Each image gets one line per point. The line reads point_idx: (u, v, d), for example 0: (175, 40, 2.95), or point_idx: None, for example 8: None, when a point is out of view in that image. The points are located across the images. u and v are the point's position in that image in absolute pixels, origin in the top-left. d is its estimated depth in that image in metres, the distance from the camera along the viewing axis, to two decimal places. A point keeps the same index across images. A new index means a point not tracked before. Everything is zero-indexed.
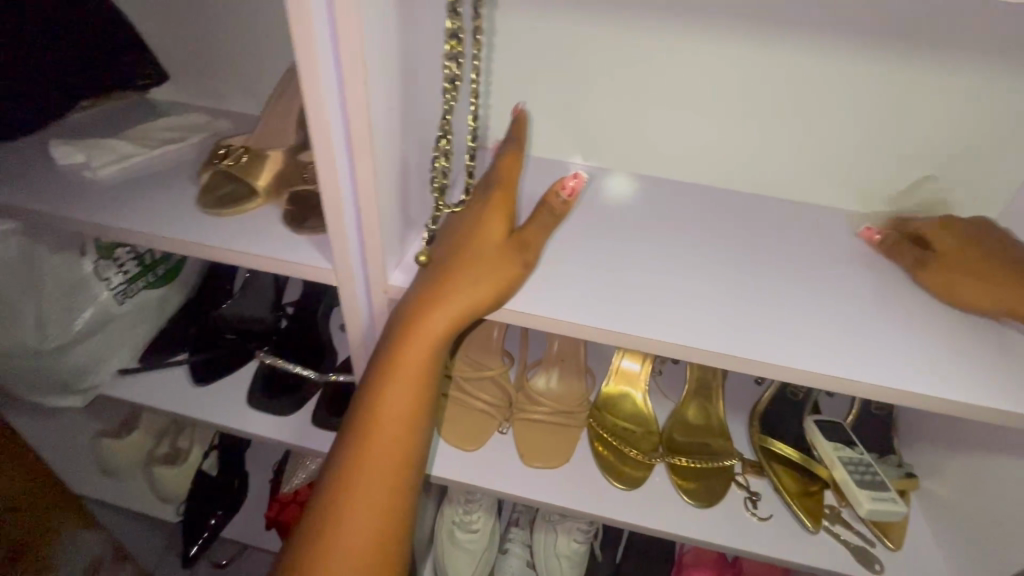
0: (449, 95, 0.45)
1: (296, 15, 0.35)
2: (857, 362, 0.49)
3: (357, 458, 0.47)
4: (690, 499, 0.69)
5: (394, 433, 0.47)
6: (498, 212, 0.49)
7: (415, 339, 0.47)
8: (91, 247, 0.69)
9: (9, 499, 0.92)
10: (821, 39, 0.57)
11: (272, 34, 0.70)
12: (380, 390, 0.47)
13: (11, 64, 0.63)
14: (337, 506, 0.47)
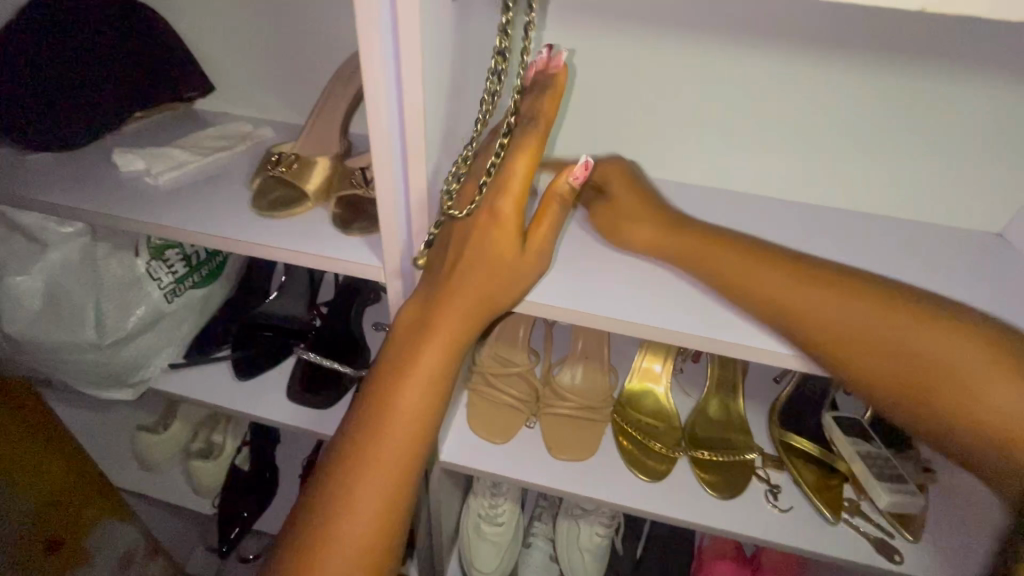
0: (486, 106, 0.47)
1: (362, 31, 0.39)
2: None
3: (363, 454, 0.49)
4: (712, 491, 0.72)
5: (401, 432, 0.50)
6: (509, 214, 0.47)
7: (429, 341, 0.50)
8: (143, 247, 0.73)
9: (51, 492, 1.01)
10: (857, 52, 0.57)
11: (314, 46, 0.73)
12: (391, 389, 0.50)
13: (75, 87, 0.70)
14: (341, 494, 0.49)
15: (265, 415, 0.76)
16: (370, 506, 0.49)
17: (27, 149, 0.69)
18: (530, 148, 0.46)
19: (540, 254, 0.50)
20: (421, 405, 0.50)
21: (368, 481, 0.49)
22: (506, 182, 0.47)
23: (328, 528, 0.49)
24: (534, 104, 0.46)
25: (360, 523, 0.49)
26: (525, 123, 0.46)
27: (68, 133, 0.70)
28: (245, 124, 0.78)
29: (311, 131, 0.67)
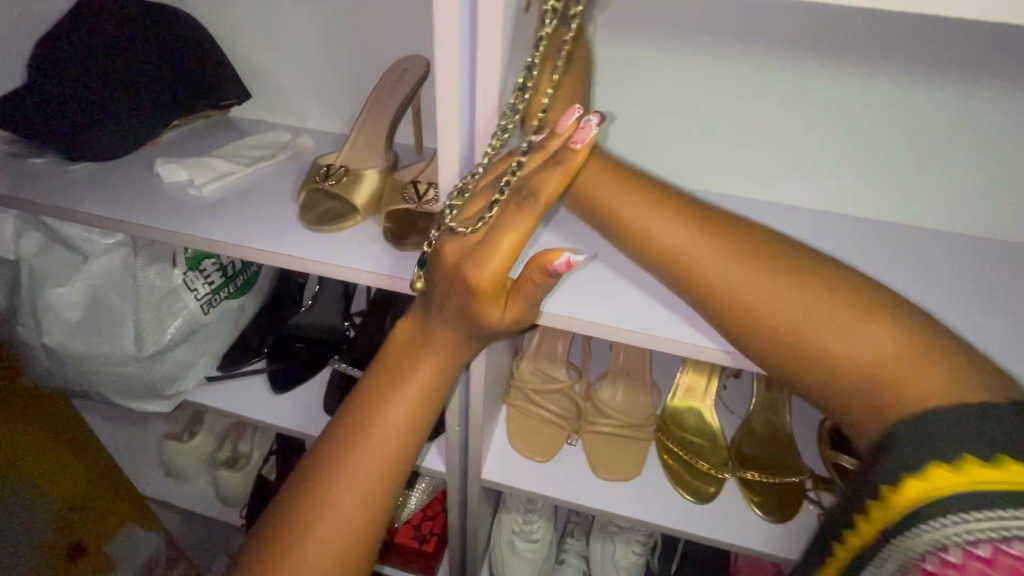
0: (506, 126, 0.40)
1: (439, 21, 0.36)
2: None
3: (342, 466, 0.46)
4: (762, 513, 0.70)
5: (385, 446, 0.47)
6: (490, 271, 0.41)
7: (423, 355, 0.48)
8: (180, 258, 0.72)
9: (72, 497, 1.00)
10: (930, 61, 0.55)
11: (356, 54, 0.71)
12: (379, 400, 0.47)
13: (115, 93, 0.68)
14: (309, 506, 0.45)
15: (303, 429, 0.75)
16: (344, 523, 0.45)
17: (67, 159, 0.67)
18: (518, 226, 0.40)
19: (512, 324, 0.46)
20: (413, 419, 0.48)
21: (345, 493, 0.45)
22: (484, 250, 0.41)
23: (294, 541, 0.44)
24: (538, 179, 0.41)
25: (329, 541, 0.44)
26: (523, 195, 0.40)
27: (106, 141, 0.67)
28: (284, 132, 0.77)
29: (356, 142, 0.66)
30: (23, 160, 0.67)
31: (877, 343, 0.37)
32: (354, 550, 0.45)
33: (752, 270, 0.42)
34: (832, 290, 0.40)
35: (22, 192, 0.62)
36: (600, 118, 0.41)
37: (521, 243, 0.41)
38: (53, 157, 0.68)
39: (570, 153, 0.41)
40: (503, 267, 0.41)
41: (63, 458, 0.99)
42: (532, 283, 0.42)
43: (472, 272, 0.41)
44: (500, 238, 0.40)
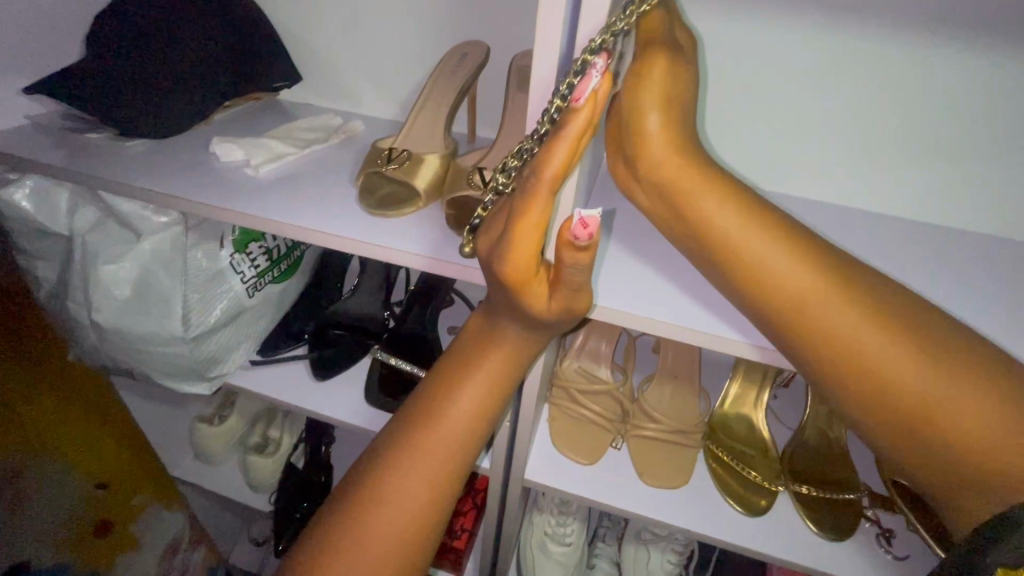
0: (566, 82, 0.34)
1: None
2: None
3: (409, 458, 0.46)
4: (818, 530, 0.66)
5: (451, 442, 0.46)
6: (522, 244, 0.37)
7: (495, 354, 0.48)
8: (229, 239, 0.70)
9: (103, 474, 1.02)
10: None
11: (414, 39, 0.70)
12: (451, 395, 0.47)
13: (171, 70, 0.67)
14: (375, 493, 0.44)
15: (343, 416, 0.74)
16: (404, 512, 0.45)
17: (122, 136, 0.66)
18: (529, 213, 0.35)
19: (566, 316, 0.43)
20: (478, 413, 0.47)
21: (409, 480, 0.45)
22: (504, 244, 0.38)
23: (358, 530, 0.43)
24: (540, 156, 0.34)
25: (391, 531, 0.44)
26: (530, 176, 0.35)
27: (160, 119, 0.66)
28: (336, 116, 0.76)
29: (415, 127, 0.65)
30: (81, 135, 0.66)
31: (986, 419, 0.34)
32: (413, 541, 0.45)
33: (899, 357, 0.36)
34: (954, 371, 0.35)
35: (80, 167, 0.61)
36: (606, 60, 0.32)
37: (544, 229, 0.37)
38: (110, 134, 0.67)
39: (568, 119, 0.33)
40: (526, 261, 0.38)
41: (93, 434, 0.99)
42: (566, 271, 0.38)
43: (501, 267, 0.39)
44: (517, 227, 0.36)
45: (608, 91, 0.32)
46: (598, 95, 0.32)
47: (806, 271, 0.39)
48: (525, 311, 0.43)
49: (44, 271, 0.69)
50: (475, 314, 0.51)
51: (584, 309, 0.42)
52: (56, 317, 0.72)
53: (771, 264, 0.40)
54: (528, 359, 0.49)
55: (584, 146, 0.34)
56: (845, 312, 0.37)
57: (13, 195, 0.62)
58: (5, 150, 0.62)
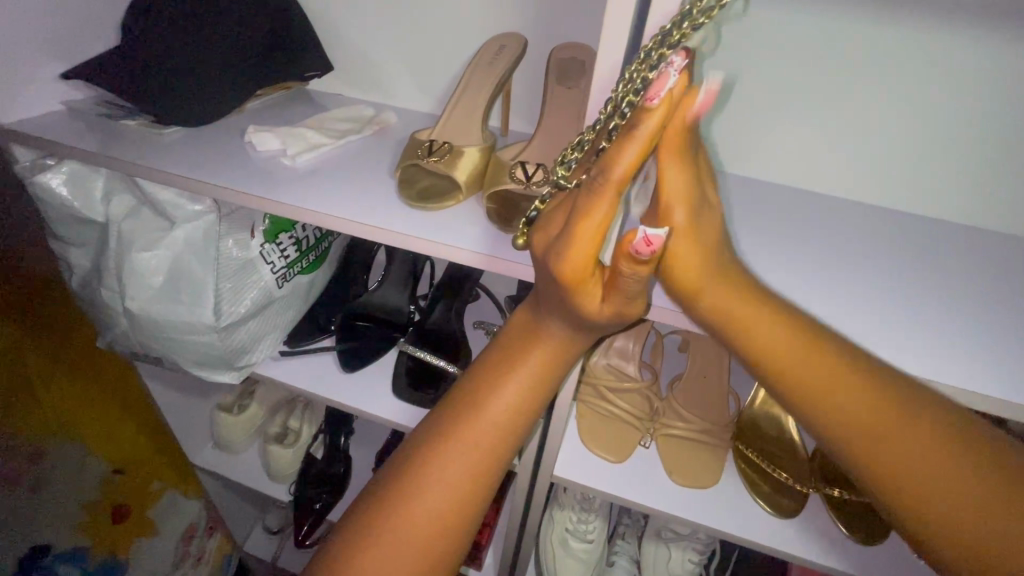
0: (636, 72, 0.34)
1: None
2: (952, 361, 0.45)
3: (450, 451, 0.45)
4: (852, 535, 0.66)
5: (494, 436, 0.46)
6: (585, 241, 0.37)
7: (540, 348, 0.48)
8: (259, 229, 0.70)
9: (122, 460, 1.02)
10: None
11: (450, 31, 0.69)
12: (494, 389, 0.47)
13: (205, 56, 0.66)
14: (416, 484, 0.44)
15: (371, 408, 0.73)
16: (441, 508, 0.44)
17: (157, 123, 0.66)
18: (594, 211, 0.35)
19: (616, 316, 0.42)
20: (518, 412, 0.47)
21: (446, 476, 0.45)
22: (564, 240, 0.38)
23: (398, 519, 0.43)
24: (610, 153, 0.34)
25: (431, 522, 0.44)
26: (599, 172, 0.35)
27: (195, 105, 0.65)
28: (368, 107, 0.76)
29: (452, 119, 0.65)
30: (116, 122, 0.66)
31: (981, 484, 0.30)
32: (449, 535, 0.45)
33: (877, 415, 0.34)
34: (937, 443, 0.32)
35: (115, 153, 0.61)
36: (685, 58, 0.32)
37: (606, 228, 0.36)
38: (145, 121, 0.66)
39: (641, 117, 0.32)
40: (585, 260, 0.38)
41: (113, 420, 1.00)
42: (621, 276, 0.37)
43: (558, 264, 0.39)
44: (580, 224, 0.36)
45: (685, 90, 0.32)
46: (674, 95, 0.31)
47: (794, 333, 0.37)
48: (575, 310, 0.42)
49: (77, 258, 0.69)
50: (518, 312, 0.51)
51: (635, 312, 0.42)
52: (87, 303, 0.72)
53: (764, 333, 0.38)
54: (572, 355, 0.48)
55: (655, 145, 0.34)
56: (816, 363, 0.36)
57: (48, 179, 0.62)
58: (42, 135, 0.62)
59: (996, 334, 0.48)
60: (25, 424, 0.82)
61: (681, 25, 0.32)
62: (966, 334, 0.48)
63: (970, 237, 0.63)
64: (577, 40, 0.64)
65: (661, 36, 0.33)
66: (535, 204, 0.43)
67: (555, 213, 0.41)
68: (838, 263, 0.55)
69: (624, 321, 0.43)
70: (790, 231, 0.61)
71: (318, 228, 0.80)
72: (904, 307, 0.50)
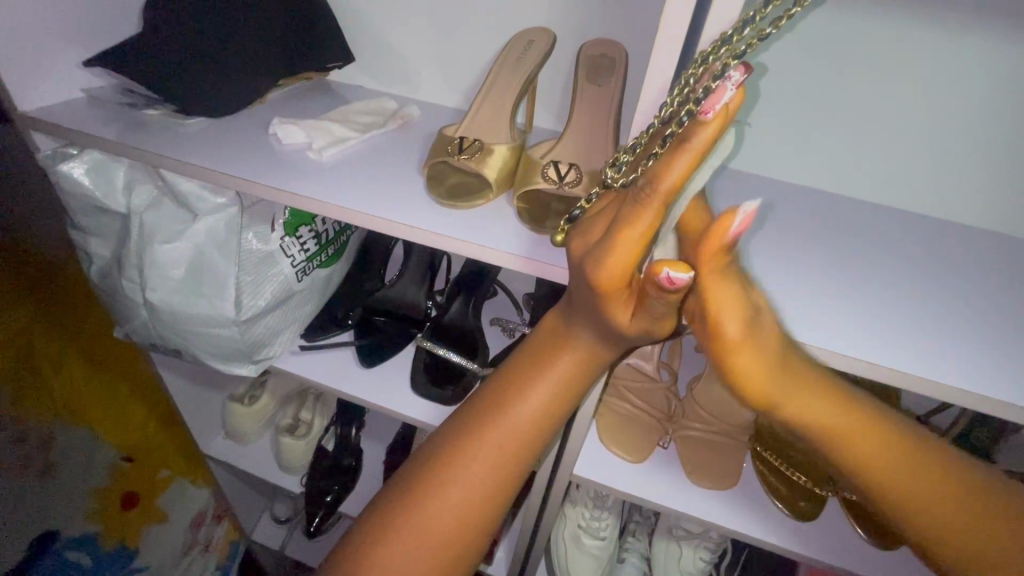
0: (692, 77, 0.34)
1: None
2: (992, 374, 0.44)
3: (475, 454, 0.45)
4: (868, 537, 0.66)
5: (520, 440, 0.46)
6: (622, 254, 0.36)
7: (569, 355, 0.47)
8: (280, 221, 0.70)
9: (130, 447, 1.02)
10: None
11: (479, 26, 0.68)
12: (521, 395, 0.46)
13: (230, 46, 0.65)
14: (441, 484, 0.44)
15: (389, 403, 0.73)
16: (463, 506, 0.44)
17: (181, 113, 0.65)
18: (637, 222, 0.35)
19: (644, 331, 0.41)
20: (543, 418, 0.46)
21: (466, 478, 0.44)
22: (602, 247, 0.37)
23: (421, 517, 0.43)
24: (660, 164, 0.34)
25: (453, 522, 0.44)
26: (646, 182, 0.34)
27: (218, 96, 0.64)
28: (391, 100, 0.75)
29: (480, 115, 0.64)
30: (139, 111, 0.65)
31: (950, 487, 0.36)
32: (470, 537, 0.44)
33: (926, 487, 0.36)
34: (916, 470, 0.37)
35: (137, 144, 0.60)
36: (745, 73, 0.31)
37: (647, 240, 0.36)
38: (167, 110, 0.65)
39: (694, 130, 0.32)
40: (623, 271, 0.37)
41: (122, 408, 0.99)
42: (648, 298, 0.37)
43: (595, 271, 0.38)
44: (619, 233, 0.35)
45: (739, 106, 0.31)
46: (729, 110, 0.31)
47: (827, 395, 0.38)
48: (606, 322, 0.41)
49: (97, 248, 0.69)
50: (548, 316, 0.50)
51: (665, 329, 0.41)
52: (106, 292, 0.71)
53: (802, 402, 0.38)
54: (601, 364, 0.48)
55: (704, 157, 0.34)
56: (857, 428, 0.38)
57: (71, 169, 0.62)
58: (64, 124, 0.61)
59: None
60: (32, 412, 0.82)
61: (742, 33, 0.32)
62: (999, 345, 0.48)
63: (996, 245, 0.63)
64: (608, 37, 0.63)
65: (721, 40, 0.33)
66: (581, 202, 0.42)
67: (599, 214, 0.41)
68: (864, 268, 0.55)
69: (655, 336, 0.42)
70: (818, 236, 0.60)
71: (337, 222, 0.79)
72: (934, 315, 0.50)
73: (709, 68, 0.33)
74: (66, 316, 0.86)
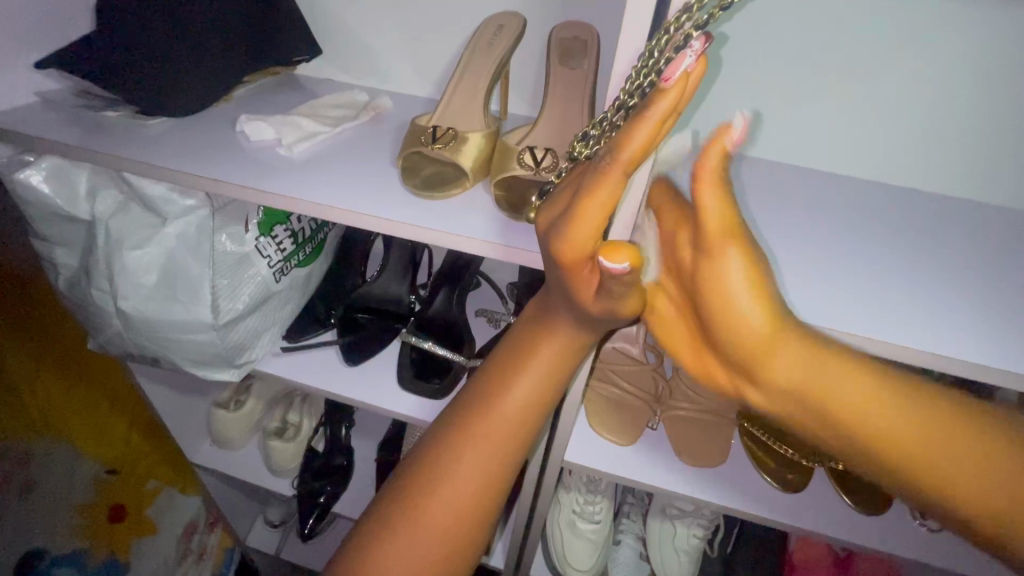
0: (658, 48, 0.33)
1: None
2: (956, 339, 0.46)
3: (458, 454, 0.44)
4: (852, 502, 0.67)
5: (505, 436, 0.45)
6: (585, 228, 0.35)
7: (547, 347, 0.46)
8: (254, 221, 0.68)
9: (112, 461, 0.99)
10: None
11: (445, 12, 0.67)
12: (502, 391, 0.46)
13: (187, 39, 0.62)
14: (428, 487, 0.44)
15: (376, 400, 0.72)
16: (453, 510, 0.43)
17: (144, 114, 0.63)
18: (599, 191, 0.33)
19: (609, 314, 0.39)
20: (529, 409, 0.46)
21: (456, 471, 0.44)
22: (562, 222, 0.36)
23: (412, 523, 0.42)
24: (621, 133, 0.33)
25: (443, 529, 0.43)
26: (608, 152, 0.33)
27: (180, 94, 0.62)
28: (361, 92, 0.73)
29: (453, 103, 0.63)
30: (97, 113, 0.63)
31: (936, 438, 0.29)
32: (461, 539, 0.44)
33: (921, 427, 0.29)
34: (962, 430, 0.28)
35: (98, 148, 0.58)
36: (705, 42, 0.30)
37: (609, 213, 0.35)
38: (128, 111, 0.63)
39: (654, 98, 0.31)
40: (585, 244, 0.35)
41: (103, 421, 0.97)
42: (605, 280, 0.35)
43: (557, 244, 0.37)
44: (581, 206, 0.34)
45: (700, 76, 0.31)
46: (689, 78, 0.30)
47: (813, 355, 0.32)
48: (572, 301, 0.40)
49: (63, 258, 0.66)
50: (529, 306, 0.50)
51: (630, 310, 0.39)
52: (77, 304, 0.69)
53: (784, 359, 0.33)
54: (579, 355, 0.47)
55: (665, 129, 0.33)
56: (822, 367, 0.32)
57: (29, 177, 0.59)
58: (18, 130, 0.58)
59: (1008, 312, 0.49)
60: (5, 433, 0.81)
61: (706, 2, 0.31)
62: (965, 311, 0.49)
63: (964, 211, 0.64)
64: (579, 19, 0.63)
65: (683, 10, 0.32)
66: (552, 179, 0.42)
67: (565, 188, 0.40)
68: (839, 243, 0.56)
69: (623, 319, 0.41)
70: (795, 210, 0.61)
71: (314, 219, 0.77)
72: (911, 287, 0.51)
73: (675, 39, 0.33)
74: (34, 329, 0.83)
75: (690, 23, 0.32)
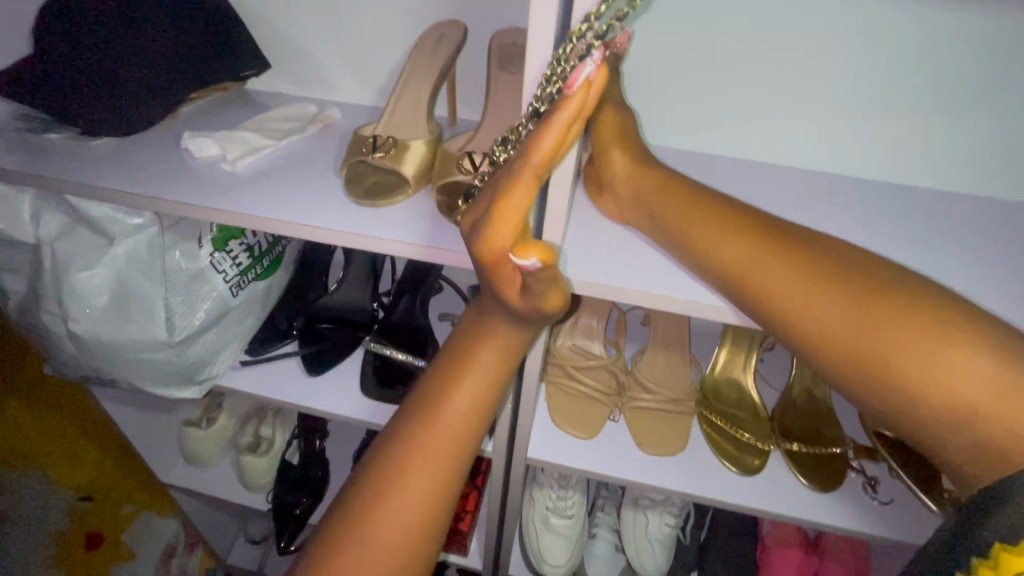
0: (564, 56, 0.35)
1: None
2: None
3: (407, 458, 0.45)
4: (806, 481, 0.70)
5: (452, 436, 0.47)
6: (506, 230, 0.36)
7: (489, 345, 0.48)
8: (207, 237, 0.67)
9: (82, 486, 0.98)
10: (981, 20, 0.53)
11: (386, 23, 0.68)
12: (447, 391, 0.47)
13: (126, 59, 0.62)
14: (378, 493, 0.44)
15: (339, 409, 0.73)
16: (405, 513, 0.44)
17: (86, 135, 0.63)
18: (513, 194, 0.35)
19: (535, 312, 0.41)
20: (475, 407, 0.47)
21: (407, 480, 0.45)
22: (481, 225, 0.37)
23: (364, 528, 0.43)
24: (531, 137, 0.34)
25: (397, 532, 0.44)
26: (520, 155, 0.35)
27: (121, 113, 0.62)
28: (310, 104, 0.74)
29: (397, 112, 0.64)
30: (40, 136, 0.63)
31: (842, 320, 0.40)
32: (416, 542, 0.45)
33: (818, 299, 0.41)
34: (863, 288, 0.40)
35: (39, 171, 0.58)
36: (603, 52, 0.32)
37: (525, 214, 0.36)
38: (71, 133, 0.63)
39: (559, 104, 0.33)
40: (504, 243, 0.36)
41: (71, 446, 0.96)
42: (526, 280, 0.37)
43: (478, 245, 0.38)
44: (499, 208, 0.36)
45: (602, 83, 0.33)
46: (591, 85, 0.32)
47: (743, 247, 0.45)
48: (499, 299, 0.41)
49: (12, 283, 0.66)
50: (468, 312, 0.51)
51: (555, 306, 0.41)
52: (30, 329, 0.69)
53: (721, 247, 0.46)
54: (521, 351, 0.49)
55: (572, 134, 0.34)
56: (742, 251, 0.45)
57: None
58: None
59: None
60: None
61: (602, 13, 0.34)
62: None
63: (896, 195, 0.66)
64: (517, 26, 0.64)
65: (584, 20, 0.34)
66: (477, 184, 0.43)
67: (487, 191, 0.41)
68: None
69: (552, 314, 0.42)
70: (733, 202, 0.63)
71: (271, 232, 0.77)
72: None
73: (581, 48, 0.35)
74: None
75: (590, 32, 0.34)
